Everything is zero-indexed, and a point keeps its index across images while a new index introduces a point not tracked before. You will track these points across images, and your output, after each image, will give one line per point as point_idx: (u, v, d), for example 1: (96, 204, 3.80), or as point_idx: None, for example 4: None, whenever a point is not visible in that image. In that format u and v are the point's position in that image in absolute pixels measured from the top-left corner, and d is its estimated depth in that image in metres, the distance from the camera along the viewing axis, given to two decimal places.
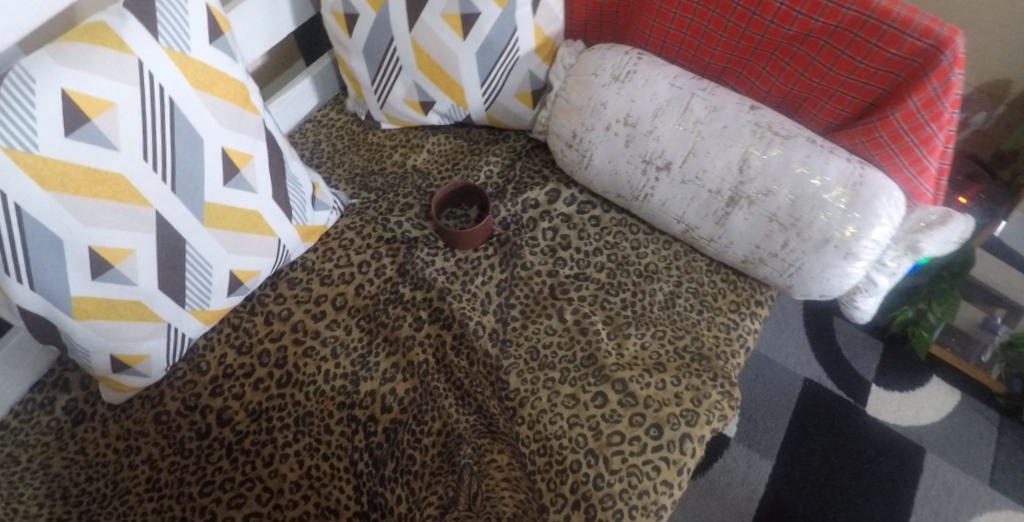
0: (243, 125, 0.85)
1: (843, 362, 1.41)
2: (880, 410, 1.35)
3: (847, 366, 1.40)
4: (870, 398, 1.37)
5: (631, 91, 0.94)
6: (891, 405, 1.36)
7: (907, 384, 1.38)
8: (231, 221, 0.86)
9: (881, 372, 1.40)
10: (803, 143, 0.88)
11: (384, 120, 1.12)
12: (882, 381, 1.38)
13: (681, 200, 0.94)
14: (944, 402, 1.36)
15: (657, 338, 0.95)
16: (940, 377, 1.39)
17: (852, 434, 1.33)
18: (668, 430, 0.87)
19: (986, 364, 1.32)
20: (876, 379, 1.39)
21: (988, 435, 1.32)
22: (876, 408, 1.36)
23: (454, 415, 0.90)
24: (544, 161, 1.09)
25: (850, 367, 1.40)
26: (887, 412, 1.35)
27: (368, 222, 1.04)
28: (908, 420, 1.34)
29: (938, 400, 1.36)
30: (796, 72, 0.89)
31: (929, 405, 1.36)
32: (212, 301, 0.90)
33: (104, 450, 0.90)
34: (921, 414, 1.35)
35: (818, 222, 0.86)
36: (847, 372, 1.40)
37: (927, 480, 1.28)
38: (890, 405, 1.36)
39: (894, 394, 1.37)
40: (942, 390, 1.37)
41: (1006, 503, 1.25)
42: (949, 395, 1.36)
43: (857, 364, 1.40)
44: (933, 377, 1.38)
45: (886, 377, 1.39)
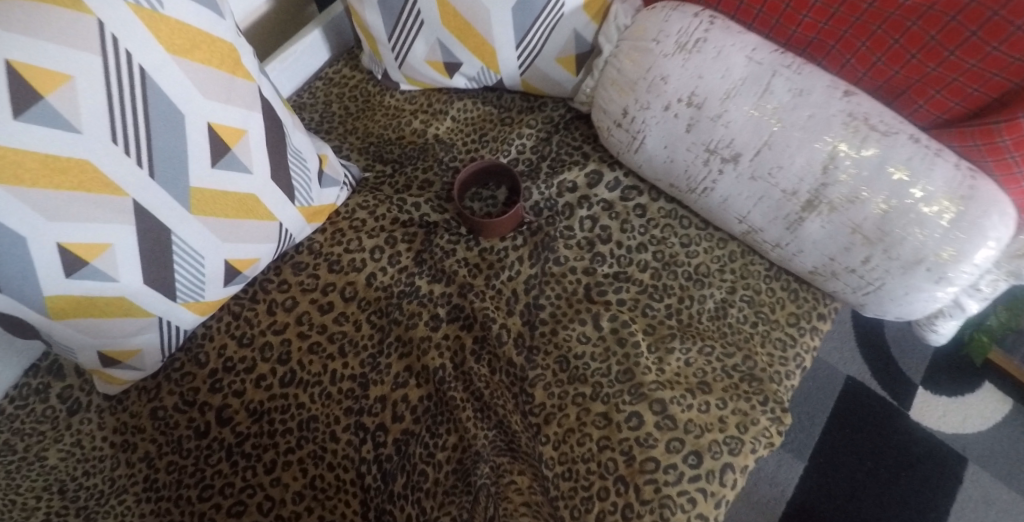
0: (233, 94, 0.73)
1: (890, 360, 1.30)
2: (924, 415, 1.25)
3: (894, 365, 1.29)
4: (915, 402, 1.26)
5: (699, 64, 0.79)
6: (936, 411, 1.25)
7: (956, 389, 1.26)
8: (223, 207, 0.75)
9: (930, 374, 1.28)
10: (905, 142, 0.73)
11: (403, 81, 0.98)
12: (930, 383, 1.27)
13: (747, 199, 0.81)
14: (994, 411, 1.24)
15: (704, 355, 0.84)
16: (992, 384, 1.27)
17: (892, 437, 1.23)
18: (708, 459, 0.77)
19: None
20: (923, 379, 1.27)
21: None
22: (920, 412, 1.25)
23: (471, 430, 0.80)
24: (585, 135, 0.95)
25: (898, 366, 1.29)
26: (932, 417, 1.25)
27: (382, 201, 0.91)
28: (954, 427, 1.23)
29: (987, 407, 1.25)
30: (905, 52, 0.72)
31: (978, 412, 1.24)
32: (207, 292, 0.80)
33: (101, 444, 0.84)
34: (967, 421, 1.24)
35: (912, 240, 0.73)
36: (894, 372, 1.28)
37: (967, 492, 1.18)
38: (936, 410, 1.25)
39: (941, 399, 1.26)
40: (994, 397, 1.25)
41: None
42: (1000, 404, 1.25)
43: (906, 362, 1.29)
44: (985, 382, 1.27)
45: (935, 378, 1.27)
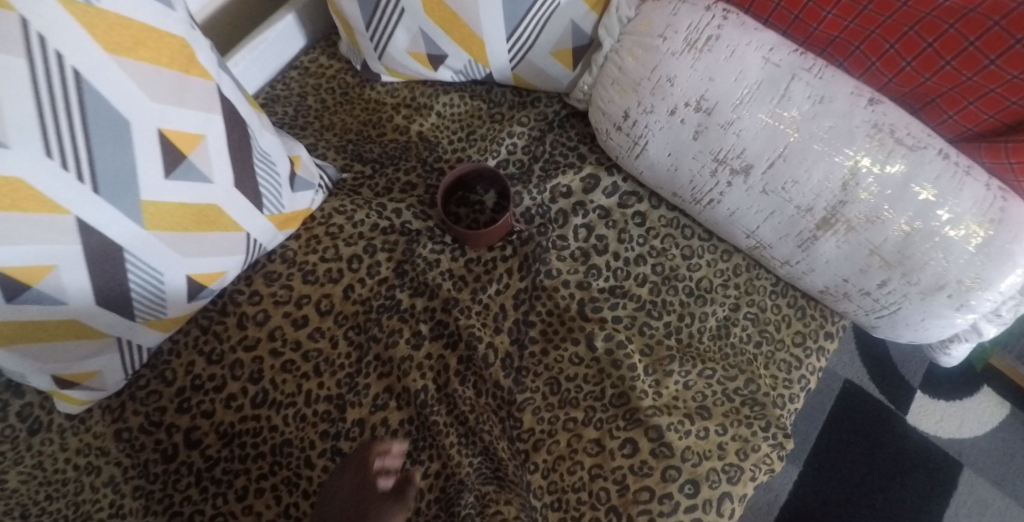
0: (187, 96, 0.66)
1: (890, 363, 1.23)
2: (921, 420, 1.19)
3: (893, 368, 1.22)
4: (913, 406, 1.20)
5: (710, 65, 0.71)
6: (934, 415, 1.19)
7: (953, 391, 1.20)
8: (182, 220, 0.68)
9: (929, 377, 1.22)
10: (933, 159, 0.66)
11: (384, 72, 0.90)
12: (929, 387, 1.21)
13: (756, 213, 0.75)
14: (991, 415, 1.18)
15: (704, 378, 0.78)
16: (991, 387, 1.20)
17: (890, 443, 1.17)
18: (706, 488, 0.72)
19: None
20: (921, 383, 1.21)
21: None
22: (917, 417, 1.19)
23: (455, 457, 0.75)
24: (581, 135, 0.88)
25: (896, 367, 1.22)
26: (929, 422, 1.19)
27: (360, 206, 0.84)
28: (950, 432, 1.18)
29: (985, 412, 1.19)
30: (939, 57, 0.65)
31: (975, 416, 1.18)
32: (170, 309, 0.74)
33: (64, 466, 0.76)
34: (964, 426, 1.18)
35: (933, 266, 0.67)
36: (893, 375, 1.22)
37: (961, 498, 1.13)
38: (933, 414, 1.19)
39: (938, 403, 1.20)
40: (991, 401, 1.19)
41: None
42: (998, 408, 1.19)
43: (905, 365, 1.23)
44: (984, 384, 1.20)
45: (934, 382, 1.21)
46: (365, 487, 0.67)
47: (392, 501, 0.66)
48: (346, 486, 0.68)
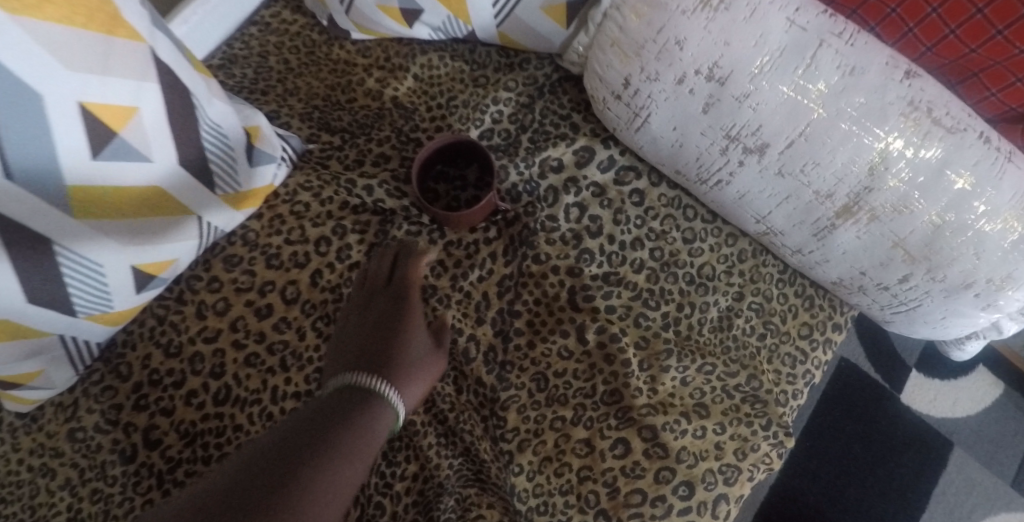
0: (112, 62, 0.56)
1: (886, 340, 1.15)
2: (915, 398, 1.12)
3: (889, 345, 1.15)
4: (907, 386, 1.13)
5: (727, 25, 0.62)
6: (928, 394, 1.12)
7: (948, 371, 1.14)
8: (119, 205, 0.60)
9: (925, 360, 1.15)
10: (974, 143, 0.58)
11: (354, 29, 0.80)
12: (923, 366, 1.14)
13: (769, 197, 0.67)
14: (985, 394, 1.13)
15: (703, 373, 0.72)
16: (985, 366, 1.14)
17: (882, 422, 1.10)
18: (700, 490, 0.67)
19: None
20: (916, 362, 1.14)
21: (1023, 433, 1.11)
22: (911, 397, 1.12)
23: (434, 459, 0.69)
24: (574, 102, 0.79)
25: (892, 344, 1.15)
26: (922, 401, 1.12)
27: (327, 183, 0.76)
28: (944, 412, 1.12)
29: (978, 391, 1.13)
30: (990, 25, 0.56)
31: (969, 396, 1.12)
32: (117, 301, 0.67)
33: (17, 468, 0.70)
34: (958, 405, 1.12)
35: (962, 264, 0.61)
36: (889, 352, 1.15)
37: (948, 475, 1.08)
38: (928, 393, 1.13)
39: (933, 382, 1.13)
40: (986, 380, 1.13)
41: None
42: (991, 387, 1.13)
43: (898, 342, 1.16)
44: (980, 362, 1.14)
45: (929, 361, 1.14)
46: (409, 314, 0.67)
47: (430, 345, 0.67)
48: (381, 317, 0.67)
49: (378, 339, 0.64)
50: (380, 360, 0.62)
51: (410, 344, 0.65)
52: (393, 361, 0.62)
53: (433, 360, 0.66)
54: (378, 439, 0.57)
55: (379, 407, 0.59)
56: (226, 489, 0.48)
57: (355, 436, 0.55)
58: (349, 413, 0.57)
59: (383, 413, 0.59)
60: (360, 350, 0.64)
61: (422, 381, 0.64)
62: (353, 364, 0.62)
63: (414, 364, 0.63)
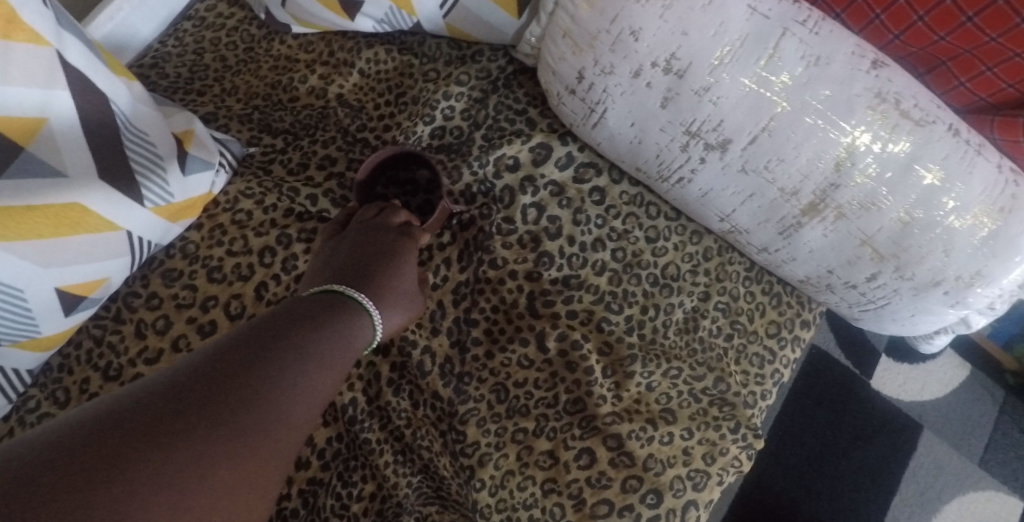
0: (12, 70, 0.52)
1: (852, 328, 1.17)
2: (884, 383, 1.13)
3: (857, 333, 1.16)
4: (876, 371, 1.13)
5: (683, 14, 0.58)
6: (896, 379, 1.13)
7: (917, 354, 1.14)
8: (35, 225, 0.55)
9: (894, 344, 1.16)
10: (942, 136, 0.56)
11: (293, 23, 0.76)
12: (892, 350, 1.14)
13: (733, 195, 0.64)
14: (953, 376, 1.13)
15: (669, 377, 0.70)
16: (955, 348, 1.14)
17: (852, 407, 1.09)
18: (669, 498, 0.64)
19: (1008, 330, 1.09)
20: (885, 347, 1.14)
21: (989, 413, 1.11)
22: (880, 381, 1.13)
23: (392, 478, 0.66)
24: (530, 95, 0.75)
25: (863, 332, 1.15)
26: (891, 386, 1.13)
27: (269, 190, 0.72)
28: (912, 396, 1.12)
29: (947, 374, 1.13)
30: (960, 12, 0.53)
31: (937, 379, 1.13)
32: (44, 326, 0.62)
33: None
34: (926, 389, 1.12)
35: (931, 260, 0.58)
36: (857, 338, 1.15)
37: (918, 458, 1.07)
38: (896, 378, 1.13)
39: (902, 367, 1.13)
40: (955, 362, 1.13)
41: (991, 483, 1.06)
42: (960, 369, 1.13)
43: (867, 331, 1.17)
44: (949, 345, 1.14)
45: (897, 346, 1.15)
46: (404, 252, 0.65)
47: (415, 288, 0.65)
48: (375, 239, 0.65)
49: (370, 261, 0.62)
50: (372, 281, 0.60)
51: (399, 274, 0.63)
52: (382, 284, 0.61)
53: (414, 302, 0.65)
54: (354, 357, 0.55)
55: (360, 324, 0.57)
56: (193, 369, 0.45)
57: (331, 344, 0.52)
58: (330, 321, 0.54)
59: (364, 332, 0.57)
60: (350, 269, 0.62)
61: (402, 314, 0.62)
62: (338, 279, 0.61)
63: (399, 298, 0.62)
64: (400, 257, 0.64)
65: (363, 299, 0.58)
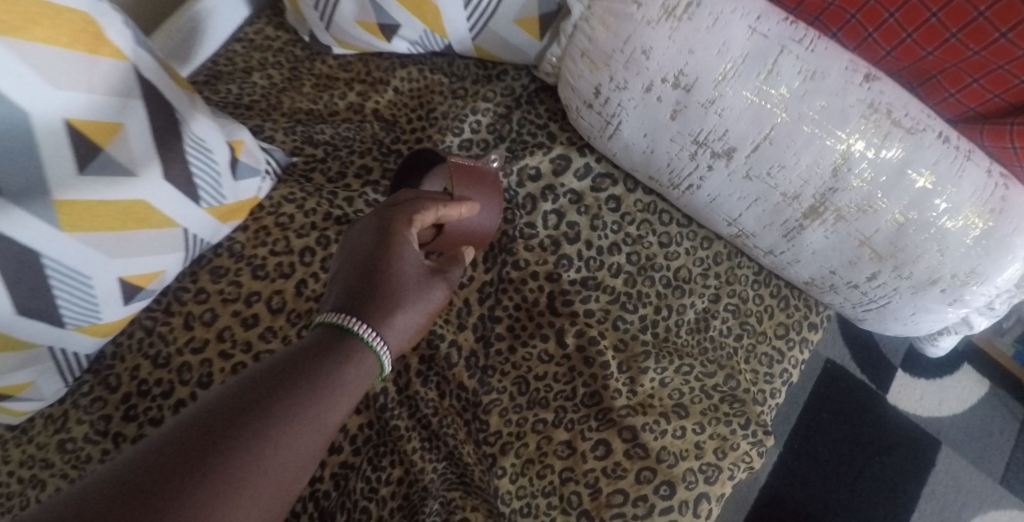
0: (96, 80, 0.58)
1: (871, 343, 1.22)
2: (901, 399, 1.17)
3: (875, 348, 1.21)
4: (894, 385, 1.18)
5: (690, 34, 0.64)
6: (915, 394, 1.18)
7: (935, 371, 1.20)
8: (106, 220, 0.62)
9: (910, 358, 1.21)
10: (933, 143, 0.61)
11: (334, 44, 0.83)
12: (910, 366, 1.20)
13: (739, 201, 0.69)
14: (971, 393, 1.18)
15: (681, 374, 0.74)
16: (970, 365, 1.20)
17: (866, 422, 1.15)
18: (682, 489, 0.67)
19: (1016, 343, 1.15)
20: (902, 362, 1.20)
21: (1009, 431, 1.16)
22: (898, 395, 1.18)
23: (418, 464, 0.71)
24: (551, 112, 0.81)
25: (878, 347, 1.21)
26: (909, 400, 1.18)
27: (310, 195, 0.78)
28: (931, 411, 1.17)
29: (964, 390, 1.19)
30: (945, 29, 0.58)
31: (955, 395, 1.18)
32: (105, 313, 0.68)
33: (6, 480, 0.73)
34: (944, 404, 1.17)
35: (927, 259, 0.62)
36: (874, 354, 1.20)
37: (937, 475, 1.12)
38: (914, 392, 1.18)
39: (920, 382, 1.19)
40: (972, 379, 1.19)
41: (1015, 502, 1.10)
42: (977, 385, 1.19)
43: (885, 346, 1.21)
44: (965, 361, 1.20)
45: (914, 361, 1.21)
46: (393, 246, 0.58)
47: (428, 280, 0.60)
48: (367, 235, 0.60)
49: (363, 268, 0.57)
50: (367, 293, 0.56)
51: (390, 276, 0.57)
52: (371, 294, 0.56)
53: (428, 295, 0.59)
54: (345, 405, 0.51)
55: (359, 363, 0.53)
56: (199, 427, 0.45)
57: (315, 407, 0.49)
58: (318, 376, 0.50)
59: (365, 368, 0.53)
60: (345, 282, 0.57)
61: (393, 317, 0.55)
62: (335, 296, 0.57)
63: (405, 298, 0.57)
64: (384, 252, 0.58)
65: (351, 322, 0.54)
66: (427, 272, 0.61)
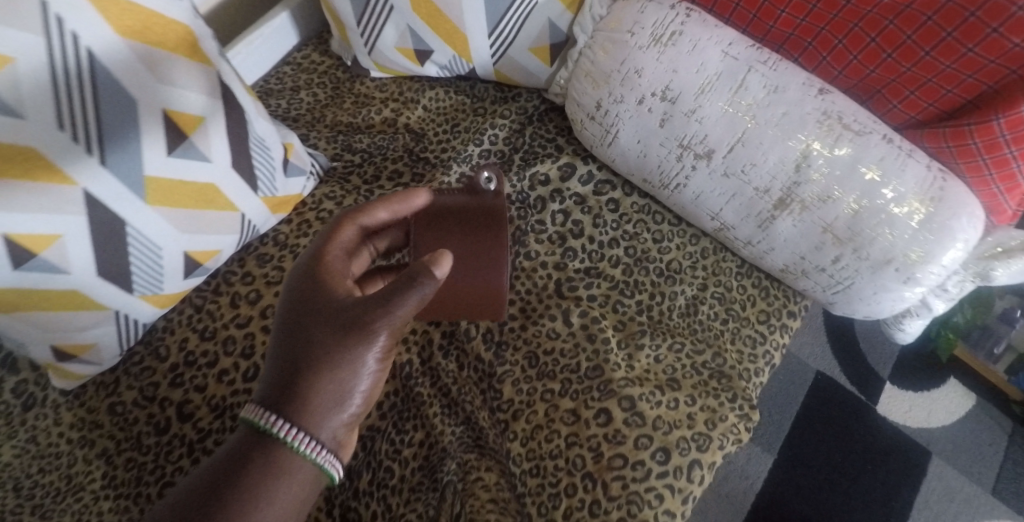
0: (187, 79, 0.70)
1: (859, 356, 1.31)
2: (891, 410, 1.26)
3: (863, 362, 1.30)
4: (883, 397, 1.27)
5: (675, 57, 0.77)
6: (903, 406, 1.26)
7: (923, 385, 1.28)
8: (181, 198, 0.73)
9: (899, 372, 1.30)
10: (877, 142, 0.73)
11: (373, 68, 0.97)
12: (898, 379, 1.29)
13: (719, 196, 0.80)
14: (958, 406, 1.26)
15: (674, 351, 0.83)
16: (957, 380, 1.28)
17: (849, 429, 1.24)
18: (676, 456, 0.76)
19: (997, 357, 1.22)
20: (890, 376, 1.29)
21: (997, 442, 1.23)
22: (888, 407, 1.26)
23: (438, 427, 0.79)
24: (559, 128, 0.94)
25: (866, 362, 1.30)
26: (898, 413, 1.26)
27: (349, 192, 0.89)
28: (919, 422, 1.25)
29: (952, 403, 1.26)
30: (882, 51, 0.72)
31: (942, 408, 1.26)
32: (166, 285, 0.78)
33: (57, 440, 0.82)
34: (932, 416, 1.25)
35: (881, 240, 0.73)
36: (863, 369, 1.30)
37: (929, 484, 1.19)
38: (903, 405, 1.26)
39: (907, 394, 1.27)
40: (959, 392, 1.27)
41: (1006, 513, 1.17)
42: (964, 399, 1.27)
43: (871, 360, 1.30)
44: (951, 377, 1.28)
45: (900, 375, 1.29)
46: (309, 304, 0.61)
47: (336, 337, 0.58)
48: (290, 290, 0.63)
49: (286, 349, 0.60)
50: (279, 377, 0.60)
51: (309, 341, 0.59)
52: (296, 377, 0.59)
53: (349, 354, 0.58)
54: (259, 519, 0.58)
55: (282, 463, 0.59)
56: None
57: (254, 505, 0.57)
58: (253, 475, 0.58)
59: (290, 465, 0.59)
60: (273, 370, 0.61)
61: (318, 388, 0.59)
62: (267, 385, 0.61)
63: (309, 371, 0.59)
64: (302, 310, 0.61)
65: (262, 417, 0.59)
66: (344, 326, 0.58)
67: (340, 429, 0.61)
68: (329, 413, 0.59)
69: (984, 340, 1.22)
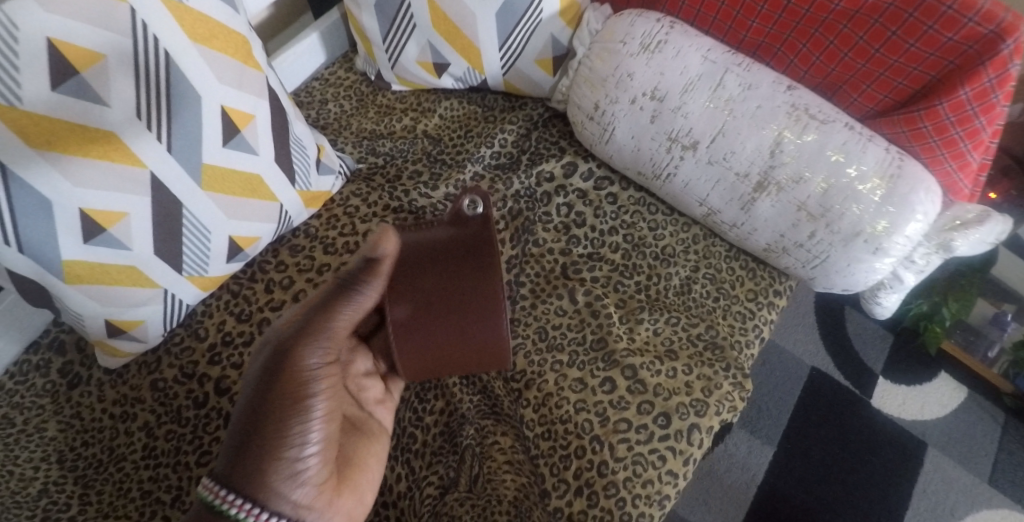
0: (242, 81, 0.81)
1: (852, 351, 1.37)
2: (885, 403, 1.32)
3: (856, 357, 1.37)
4: (877, 391, 1.33)
5: (661, 62, 0.89)
6: (897, 399, 1.32)
7: (916, 378, 1.34)
8: (230, 185, 0.82)
9: (892, 367, 1.36)
10: (841, 129, 0.83)
11: (395, 81, 1.08)
12: (891, 374, 1.35)
13: (705, 183, 0.90)
14: (950, 398, 1.32)
15: (671, 325, 0.91)
16: (948, 374, 1.35)
17: (843, 420, 1.30)
18: (677, 420, 0.83)
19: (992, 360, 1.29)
20: (883, 371, 1.35)
21: (989, 433, 1.29)
22: (882, 400, 1.32)
23: (457, 395, 0.86)
24: (561, 132, 1.05)
25: (859, 358, 1.36)
26: (892, 405, 1.32)
27: (374, 189, 0.99)
28: (913, 415, 1.31)
29: (944, 396, 1.32)
30: (839, 51, 0.83)
31: (935, 400, 1.32)
32: (211, 268, 0.86)
33: (101, 415, 0.88)
34: (926, 408, 1.31)
35: (850, 214, 0.82)
36: (856, 363, 1.36)
37: (927, 475, 1.25)
38: (896, 398, 1.32)
39: (900, 388, 1.33)
40: (950, 386, 1.33)
41: (1003, 502, 1.22)
42: (954, 391, 1.33)
43: (864, 356, 1.36)
44: (942, 371, 1.35)
45: (893, 369, 1.35)
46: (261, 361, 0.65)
47: (270, 383, 0.61)
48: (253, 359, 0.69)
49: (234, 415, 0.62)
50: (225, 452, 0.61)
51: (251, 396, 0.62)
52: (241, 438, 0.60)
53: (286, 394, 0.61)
54: None
55: None
56: None
57: None
58: None
59: None
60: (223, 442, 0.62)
61: (260, 442, 0.60)
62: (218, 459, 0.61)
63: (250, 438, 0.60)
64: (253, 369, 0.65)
65: (210, 493, 0.59)
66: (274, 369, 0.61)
67: (293, 489, 0.61)
68: (274, 472, 0.60)
69: (978, 344, 1.30)
